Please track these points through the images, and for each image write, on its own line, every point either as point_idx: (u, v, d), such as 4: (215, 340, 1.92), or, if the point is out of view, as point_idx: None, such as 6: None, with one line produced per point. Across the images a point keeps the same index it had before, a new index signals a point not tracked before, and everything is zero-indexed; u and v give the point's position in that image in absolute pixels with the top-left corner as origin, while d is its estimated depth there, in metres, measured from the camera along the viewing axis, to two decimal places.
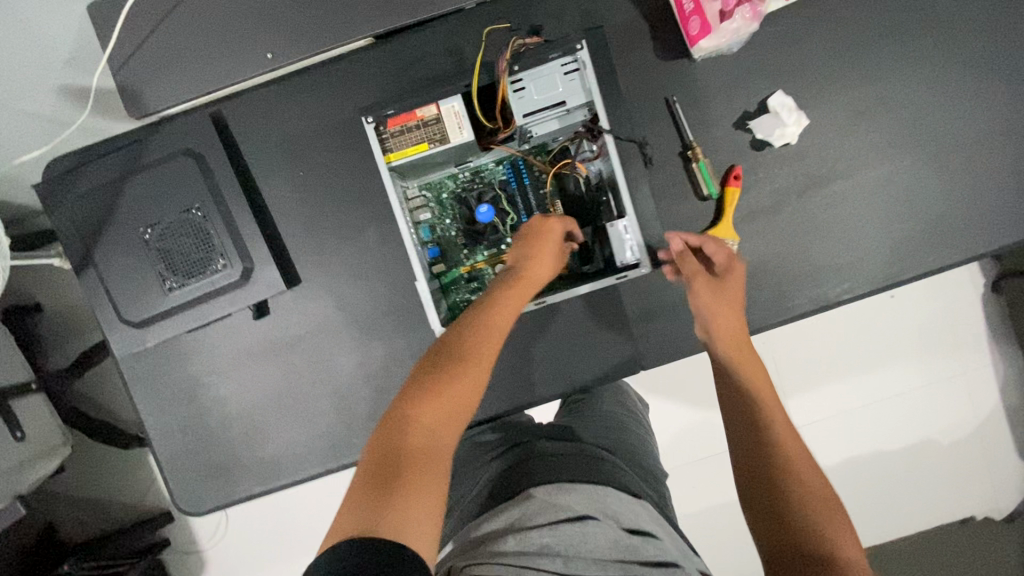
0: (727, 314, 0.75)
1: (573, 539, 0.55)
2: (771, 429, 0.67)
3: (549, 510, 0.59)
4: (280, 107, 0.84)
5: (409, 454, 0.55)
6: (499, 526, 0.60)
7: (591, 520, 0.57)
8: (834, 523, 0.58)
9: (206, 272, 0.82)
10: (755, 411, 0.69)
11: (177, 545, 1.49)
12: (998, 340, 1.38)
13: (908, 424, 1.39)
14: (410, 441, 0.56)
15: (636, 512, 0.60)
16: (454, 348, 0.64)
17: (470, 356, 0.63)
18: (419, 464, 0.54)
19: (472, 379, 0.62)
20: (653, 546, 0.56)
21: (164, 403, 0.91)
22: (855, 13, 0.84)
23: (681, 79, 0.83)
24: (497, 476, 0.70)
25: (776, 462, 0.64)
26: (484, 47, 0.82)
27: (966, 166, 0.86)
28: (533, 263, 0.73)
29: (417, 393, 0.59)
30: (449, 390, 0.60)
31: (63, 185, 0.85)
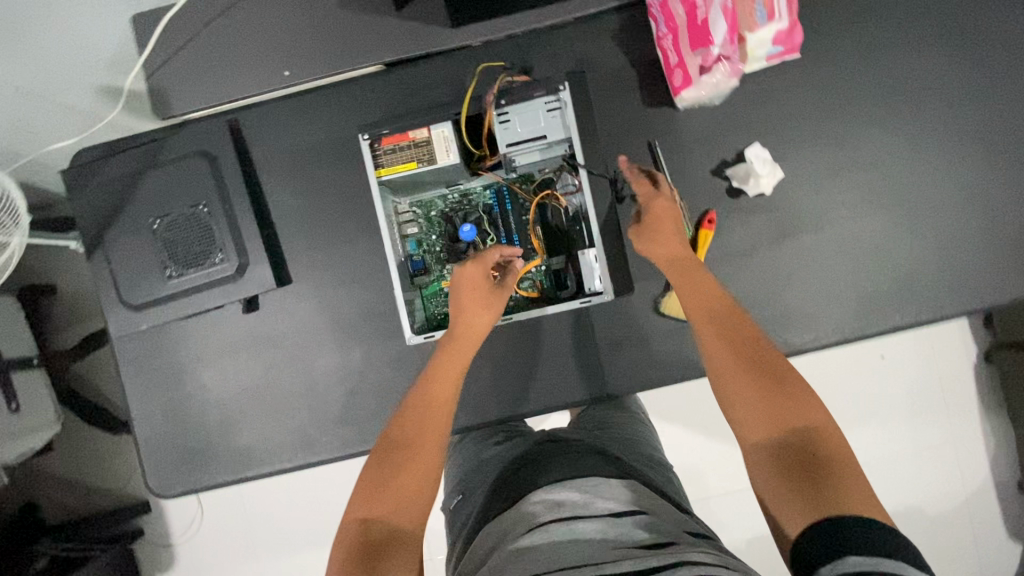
0: (674, 242, 0.78)
1: (562, 537, 0.58)
2: (754, 356, 0.68)
3: (543, 512, 0.62)
4: (290, 119, 0.91)
5: (376, 547, 0.63)
6: (505, 531, 0.63)
7: (579, 517, 0.60)
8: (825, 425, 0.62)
9: (205, 264, 0.88)
10: (737, 343, 0.69)
11: (151, 537, 1.50)
12: (987, 407, 1.37)
13: (894, 478, 1.38)
14: (375, 530, 0.64)
15: (625, 496, 0.64)
16: (401, 441, 0.72)
17: (418, 435, 0.73)
18: (390, 551, 0.63)
19: (420, 454, 0.71)
20: (642, 524, 0.59)
21: (149, 388, 0.95)
22: (830, 75, 0.89)
23: (666, 126, 0.89)
24: (500, 482, 0.76)
25: (761, 380, 0.66)
26: (477, 80, 0.88)
27: (940, 231, 0.89)
28: (467, 324, 0.81)
29: (373, 486, 0.68)
30: (402, 479, 0.69)
31: (85, 176, 0.92)
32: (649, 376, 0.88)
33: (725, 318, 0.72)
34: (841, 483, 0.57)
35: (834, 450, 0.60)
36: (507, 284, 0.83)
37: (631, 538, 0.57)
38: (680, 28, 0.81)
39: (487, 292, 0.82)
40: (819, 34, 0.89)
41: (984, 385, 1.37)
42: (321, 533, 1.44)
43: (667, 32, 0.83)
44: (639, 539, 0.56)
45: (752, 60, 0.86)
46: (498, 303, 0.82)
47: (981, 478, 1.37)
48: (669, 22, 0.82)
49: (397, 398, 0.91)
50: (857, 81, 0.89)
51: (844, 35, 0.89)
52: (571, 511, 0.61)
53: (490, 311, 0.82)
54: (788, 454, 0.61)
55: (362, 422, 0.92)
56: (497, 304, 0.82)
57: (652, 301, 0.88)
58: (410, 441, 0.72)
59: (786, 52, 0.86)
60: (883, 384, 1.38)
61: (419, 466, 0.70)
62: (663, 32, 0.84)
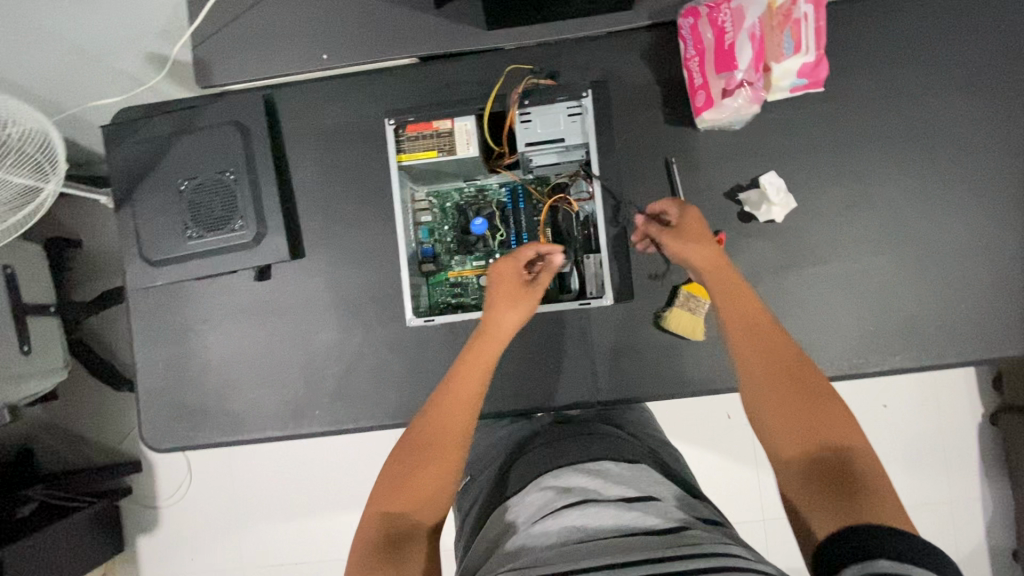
0: (704, 250, 0.79)
1: (578, 520, 0.59)
2: (779, 368, 0.71)
3: (561, 496, 0.64)
4: (323, 100, 0.95)
5: (399, 538, 0.63)
6: (525, 515, 0.65)
7: (592, 503, 0.61)
8: (850, 438, 0.64)
9: (225, 229, 0.91)
10: (762, 355, 0.72)
11: (138, 496, 1.52)
12: (987, 468, 1.34)
13: None
14: (398, 522, 0.64)
15: (633, 482, 0.67)
16: (421, 437, 0.70)
17: (438, 433, 0.71)
18: (411, 543, 0.63)
19: (442, 455, 0.69)
20: (655, 512, 0.60)
21: (156, 342, 0.98)
22: (851, 113, 0.91)
23: (685, 145, 0.91)
24: (514, 460, 0.82)
25: (787, 391, 0.69)
26: (503, 80, 0.91)
27: (949, 279, 0.90)
28: (497, 320, 0.80)
29: (393, 480, 0.67)
30: (423, 473, 0.67)
31: (122, 134, 0.96)
32: (638, 386, 0.91)
33: (753, 330, 0.74)
34: (869, 494, 0.58)
35: (860, 462, 0.62)
36: (540, 284, 0.82)
37: (643, 528, 0.57)
38: (708, 51, 0.84)
39: (519, 290, 0.82)
40: (845, 72, 0.91)
41: (985, 445, 1.35)
42: (302, 510, 1.45)
43: (695, 54, 0.85)
44: (651, 529, 0.57)
45: (777, 90, 0.87)
46: (529, 302, 0.81)
47: (974, 542, 1.34)
48: (698, 45, 0.85)
49: (392, 380, 0.93)
50: (878, 122, 0.91)
51: (870, 75, 0.90)
52: (582, 496, 0.63)
53: (520, 309, 0.81)
54: (818, 466, 0.62)
55: (354, 400, 0.94)
56: (528, 303, 0.81)
57: (652, 316, 0.90)
58: (433, 436, 0.70)
59: (810, 85, 0.87)
60: (882, 432, 1.36)
61: (440, 461, 0.69)
62: (690, 54, 0.86)
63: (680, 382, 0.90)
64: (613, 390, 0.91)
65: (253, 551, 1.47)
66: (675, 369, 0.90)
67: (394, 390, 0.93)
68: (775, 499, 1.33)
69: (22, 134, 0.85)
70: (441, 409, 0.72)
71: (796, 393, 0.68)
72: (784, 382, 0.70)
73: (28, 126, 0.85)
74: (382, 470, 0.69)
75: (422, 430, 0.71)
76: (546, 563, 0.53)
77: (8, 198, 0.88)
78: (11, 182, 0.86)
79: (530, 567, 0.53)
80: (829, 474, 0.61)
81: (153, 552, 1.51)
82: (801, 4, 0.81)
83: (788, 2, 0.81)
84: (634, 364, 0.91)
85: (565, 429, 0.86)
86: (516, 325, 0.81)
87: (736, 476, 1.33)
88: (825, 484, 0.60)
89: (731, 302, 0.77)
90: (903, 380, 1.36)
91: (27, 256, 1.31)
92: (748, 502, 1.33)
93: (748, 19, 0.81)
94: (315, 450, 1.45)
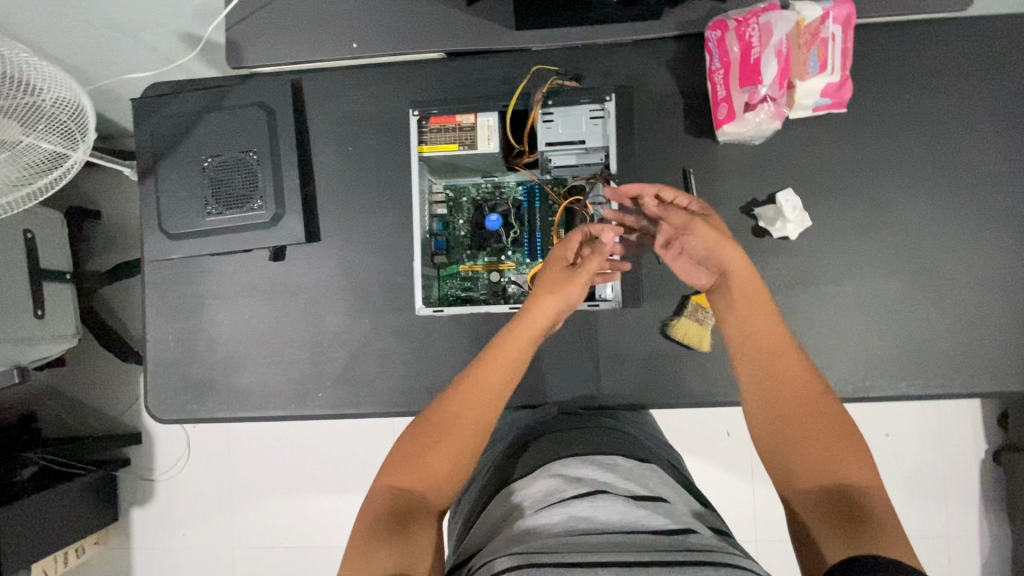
0: (731, 253, 0.77)
1: (585, 510, 0.63)
2: (797, 390, 0.72)
3: (570, 485, 0.69)
4: (351, 89, 0.96)
5: (408, 512, 0.64)
6: (531, 499, 0.69)
7: (600, 494, 0.66)
8: (858, 469, 0.66)
9: (245, 208, 0.93)
10: (781, 374, 0.73)
11: (136, 468, 1.54)
12: (987, 506, 1.33)
13: None
14: (407, 497, 0.66)
15: (639, 481, 0.71)
16: (440, 419, 0.71)
17: (458, 417, 0.71)
18: (420, 518, 0.64)
19: (459, 441, 0.70)
20: (662, 514, 0.64)
21: (168, 314, 1.00)
22: (873, 137, 0.91)
23: (704, 156, 0.91)
24: (521, 443, 0.85)
25: (803, 413, 0.70)
26: (528, 79, 0.92)
27: (960, 310, 0.89)
28: (535, 305, 0.79)
29: (407, 455, 0.69)
30: (437, 455, 0.69)
31: (150, 107, 0.98)
32: (639, 392, 0.91)
33: (771, 349, 0.75)
34: (875, 528, 0.60)
35: (866, 495, 0.64)
36: (583, 272, 0.80)
37: (651, 527, 0.61)
38: (733, 65, 0.84)
39: (562, 275, 0.80)
40: (870, 94, 0.91)
41: (986, 482, 1.33)
42: (295, 493, 1.46)
43: (720, 67, 0.86)
44: (659, 528, 0.61)
45: (799, 107, 0.87)
46: (570, 288, 0.79)
47: None
48: (723, 58, 0.85)
49: (397, 368, 0.94)
50: (899, 147, 0.91)
51: (894, 99, 0.91)
52: (589, 487, 0.68)
53: (558, 295, 0.79)
54: (827, 494, 0.65)
55: (358, 385, 0.95)
56: (567, 291, 0.79)
57: (660, 323, 0.91)
58: (451, 420, 0.71)
59: (833, 105, 0.88)
60: (883, 460, 1.34)
61: (455, 446, 0.69)
62: (715, 66, 0.86)
63: (683, 392, 0.90)
64: (615, 394, 0.91)
65: (245, 531, 1.48)
66: (679, 378, 0.90)
67: (398, 378, 0.94)
68: (769, 519, 1.32)
69: (56, 101, 0.86)
70: (463, 393, 0.72)
71: (810, 417, 0.70)
72: (798, 407, 0.71)
73: (61, 95, 0.86)
74: (398, 442, 0.71)
75: (443, 411, 0.71)
76: (552, 549, 0.57)
77: (37, 162, 0.89)
78: (40, 147, 0.88)
79: (538, 552, 0.57)
80: (834, 501, 0.64)
81: (147, 524, 1.53)
82: (830, 23, 0.83)
83: (817, 22, 0.83)
84: (639, 369, 0.91)
85: (573, 418, 0.89)
86: (552, 312, 0.79)
87: (731, 492, 1.33)
88: (831, 511, 0.63)
89: (752, 316, 0.77)
90: (907, 409, 1.35)
91: (49, 222, 1.33)
92: (742, 520, 1.33)
93: (775, 35, 0.81)
94: (314, 434, 1.46)
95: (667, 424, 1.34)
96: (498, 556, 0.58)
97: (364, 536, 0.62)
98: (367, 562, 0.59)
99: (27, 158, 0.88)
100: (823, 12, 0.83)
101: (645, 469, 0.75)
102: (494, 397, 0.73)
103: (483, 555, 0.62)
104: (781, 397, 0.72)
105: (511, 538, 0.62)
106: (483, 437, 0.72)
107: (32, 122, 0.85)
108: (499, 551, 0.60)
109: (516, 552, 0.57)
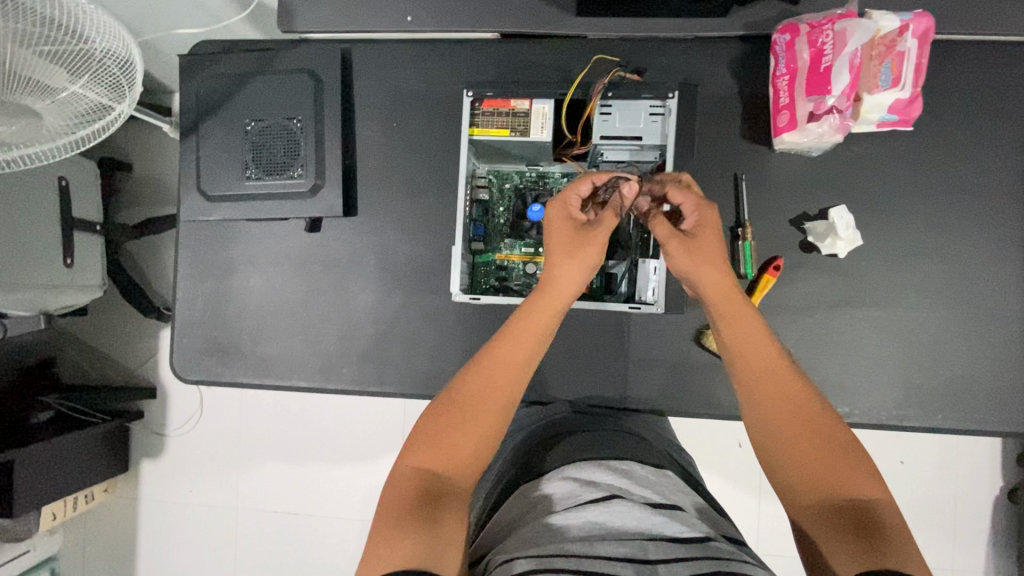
0: (708, 268, 0.73)
1: (600, 517, 0.62)
2: (797, 408, 0.68)
3: (586, 489, 0.67)
4: (400, 63, 0.94)
5: (432, 496, 0.64)
6: (547, 501, 0.68)
7: (616, 500, 0.64)
8: (866, 483, 0.63)
9: (285, 175, 0.92)
10: (772, 391, 0.69)
11: (149, 422, 1.55)
12: (997, 545, 1.30)
13: None
14: (428, 481, 0.65)
15: (656, 488, 0.69)
16: (460, 400, 0.69)
17: (480, 396, 0.69)
18: (444, 504, 0.63)
19: (483, 421, 0.68)
20: (679, 520, 0.62)
21: (199, 275, 1.00)
22: (936, 158, 0.87)
23: (757, 164, 0.88)
24: (538, 439, 0.84)
25: (797, 434, 0.67)
26: (588, 68, 0.90)
27: (1006, 345, 0.86)
28: (555, 271, 0.76)
29: (427, 437, 0.67)
30: (459, 435, 0.67)
31: (197, 65, 0.96)
32: (664, 397, 0.90)
33: (757, 365, 0.70)
34: (893, 545, 0.58)
35: (880, 510, 0.62)
36: (601, 234, 0.76)
37: (668, 535, 0.59)
38: (801, 72, 0.81)
39: (577, 234, 0.77)
40: (939, 114, 0.87)
41: (999, 520, 1.30)
42: (303, 462, 1.47)
43: (785, 73, 0.82)
44: (676, 536, 0.59)
45: (864, 121, 0.83)
46: (592, 246, 0.76)
47: None
48: (790, 64, 0.82)
49: (423, 350, 0.93)
50: (963, 172, 0.87)
51: (963, 122, 0.87)
52: (605, 491, 0.66)
53: (582, 256, 0.76)
54: (840, 512, 0.62)
55: (383, 363, 0.94)
56: (588, 249, 0.76)
57: (695, 330, 0.89)
58: (473, 402, 0.69)
59: (899, 122, 0.84)
60: (896, 488, 1.32)
61: (478, 429, 0.68)
62: (780, 71, 0.82)
63: (711, 402, 0.89)
64: (640, 398, 0.90)
65: (251, 494, 1.50)
66: (708, 388, 0.89)
67: (424, 360, 0.93)
68: (774, 534, 1.31)
69: (106, 52, 0.85)
70: (484, 371, 0.70)
71: (809, 435, 0.67)
72: (798, 427, 0.67)
73: (113, 47, 0.85)
74: (416, 425, 0.69)
75: (460, 394, 0.69)
76: (569, 554, 0.56)
77: (83, 111, 0.88)
78: (86, 97, 0.86)
79: (556, 556, 0.56)
80: (846, 519, 0.62)
81: (156, 478, 1.55)
82: (908, 37, 0.79)
83: (894, 34, 0.80)
84: (667, 375, 0.90)
85: (588, 417, 0.88)
86: (577, 278, 0.75)
87: (738, 504, 1.31)
88: (843, 529, 0.61)
89: (735, 330, 0.72)
90: (926, 439, 1.32)
91: (84, 172, 1.33)
92: (747, 533, 1.31)
93: (849, 44, 0.78)
94: (326, 405, 1.47)
95: (681, 430, 1.33)
96: (516, 557, 0.57)
97: (386, 522, 0.61)
98: (390, 548, 0.59)
99: (73, 107, 0.86)
100: (902, 24, 0.79)
101: (661, 476, 0.74)
102: (516, 376, 0.71)
103: (500, 554, 0.61)
104: (771, 418, 0.69)
105: (526, 539, 0.61)
106: (506, 418, 0.70)
107: (81, 70, 0.84)
108: (514, 552, 0.59)
109: (535, 555, 0.56)
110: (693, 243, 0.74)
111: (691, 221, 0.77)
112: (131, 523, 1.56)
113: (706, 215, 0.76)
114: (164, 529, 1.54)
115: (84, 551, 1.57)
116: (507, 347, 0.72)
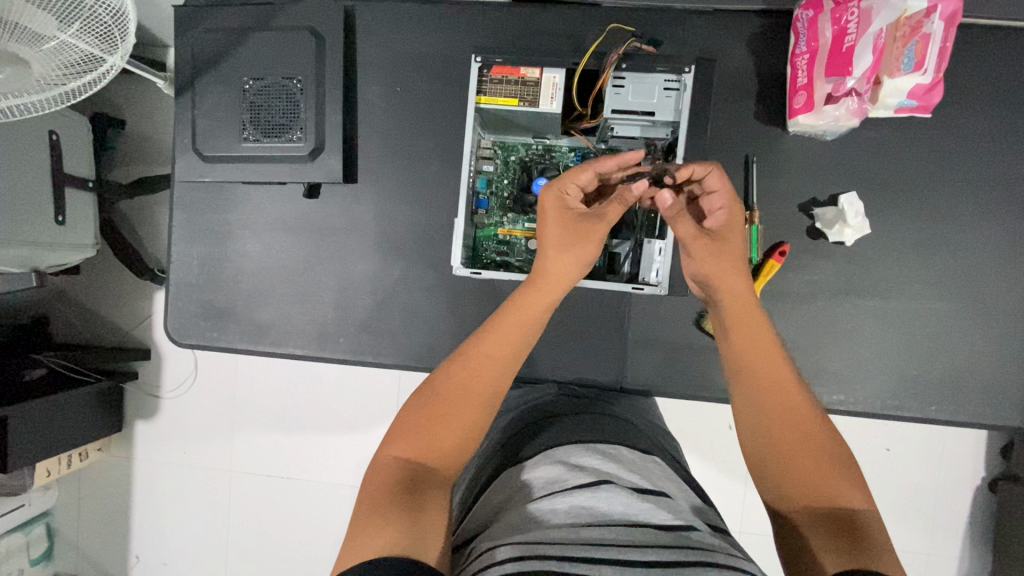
0: (730, 273, 0.72)
1: (585, 503, 0.62)
2: (792, 410, 0.68)
3: (574, 475, 0.67)
4: (406, 25, 0.91)
5: (414, 484, 0.63)
6: (535, 485, 0.68)
7: (603, 485, 0.64)
8: (849, 486, 0.64)
9: (285, 137, 0.89)
10: (772, 394, 0.69)
11: (144, 384, 1.55)
12: (974, 533, 1.33)
13: None
14: (404, 471, 0.64)
15: (642, 474, 0.69)
16: (441, 389, 0.69)
17: (461, 385, 0.69)
18: (427, 493, 0.63)
19: (464, 410, 0.68)
20: (666, 508, 0.63)
21: (194, 237, 0.97)
22: (952, 147, 0.85)
23: (769, 146, 0.86)
24: (528, 421, 0.84)
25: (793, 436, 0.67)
26: (603, 38, 0.86)
27: (1006, 341, 0.86)
28: (546, 261, 0.73)
29: (404, 429, 0.67)
30: (439, 423, 0.67)
31: (194, 18, 0.92)
32: (661, 379, 0.90)
33: (755, 367, 0.70)
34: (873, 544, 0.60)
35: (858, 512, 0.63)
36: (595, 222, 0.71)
37: (651, 523, 0.59)
38: (821, 51, 0.78)
39: (570, 221, 0.73)
40: (958, 101, 0.85)
41: (979, 509, 1.32)
42: (296, 429, 1.48)
43: (805, 51, 0.79)
44: (661, 523, 0.59)
45: (881, 106, 0.81)
46: (588, 240, 0.72)
47: None
48: (811, 42, 0.78)
49: (420, 323, 0.93)
50: (979, 163, 0.85)
51: (982, 112, 0.85)
52: (596, 476, 0.66)
53: (567, 243, 0.73)
54: (826, 513, 0.63)
55: (381, 334, 0.93)
56: (581, 241, 0.72)
57: (696, 314, 0.88)
58: (454, 391, 0.68)
59: (917, 109, 0.82)
60: (880, 475, 1.34)
61: (458, 418, 0.67)
62: (800, 50, 0.80)
63: (707, 386, 0.89)
64: (637, 379, 0.90)
65: (245, 459, 1.51)
66: (705, 371, 0.89)
67: (421, 333, 0.93)
68: (760, 513, 1.33)
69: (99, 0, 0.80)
70: (464, 364, 0.70)
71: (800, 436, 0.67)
72: (789, 429, 0.67)
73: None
74: (397, 416, 0.69)
75: (442, 384, 0.69)
76: (554, 541, 0.56)
77: (73, 62, 0.84)
78: (76, 47, 0.82)
79: (540, 543, 0.56)
80: (830, 519, 0.63)
81: (150, 439, 1.55)
82: (936, 18, 0.75)
83: (920, 15, 0.76)
84: (665, 358, 0.90)
85: (578, 401, 0.87)
86: (570, 269, 0.73)
87: (725, 486, 1.33)
88: (828, 529, 0.62)
89: (746, 330, 0.72)
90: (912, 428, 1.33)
91: (76, 127, 1.29)
92: (733, 513, 1.33)
93: (876, 23, 0.73)
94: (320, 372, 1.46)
95: (672, 413, 1.33)
96: (500, 545, 0.57)
97: (367, 508, 0.61)
98: (369, 537, 0.58)
99: (62, 57, 0.83)
100: (929, 5, 0.76)
101: (647, 461, 0.74)
102: (498, 367, 0.70)
103: (485, 541, 0.61)
104: (764, 420, 0.68)
105: (512, 525, 0.62)
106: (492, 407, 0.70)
107: (71, 18, 0.80)
108: (500, 539, 0.59)
109: (520, 542, 0.57)
110: (722, 242, 0.72)
111: (721, 216, 0.74)
112: (126, 482, 1.57)
113: (732, 215, 0.73)
114: (159, 490, 1.55)
115: (79, 507, 1.59)
116: (488, 339, 0.71)
